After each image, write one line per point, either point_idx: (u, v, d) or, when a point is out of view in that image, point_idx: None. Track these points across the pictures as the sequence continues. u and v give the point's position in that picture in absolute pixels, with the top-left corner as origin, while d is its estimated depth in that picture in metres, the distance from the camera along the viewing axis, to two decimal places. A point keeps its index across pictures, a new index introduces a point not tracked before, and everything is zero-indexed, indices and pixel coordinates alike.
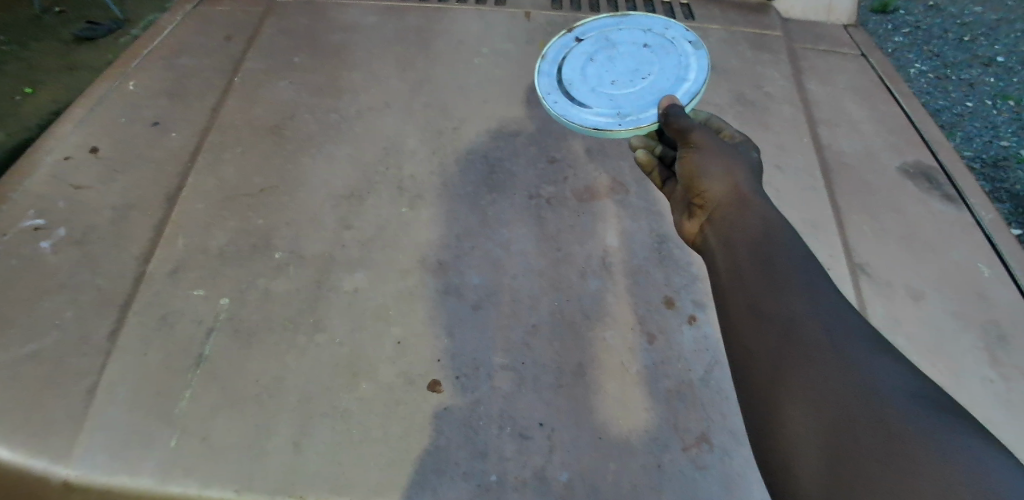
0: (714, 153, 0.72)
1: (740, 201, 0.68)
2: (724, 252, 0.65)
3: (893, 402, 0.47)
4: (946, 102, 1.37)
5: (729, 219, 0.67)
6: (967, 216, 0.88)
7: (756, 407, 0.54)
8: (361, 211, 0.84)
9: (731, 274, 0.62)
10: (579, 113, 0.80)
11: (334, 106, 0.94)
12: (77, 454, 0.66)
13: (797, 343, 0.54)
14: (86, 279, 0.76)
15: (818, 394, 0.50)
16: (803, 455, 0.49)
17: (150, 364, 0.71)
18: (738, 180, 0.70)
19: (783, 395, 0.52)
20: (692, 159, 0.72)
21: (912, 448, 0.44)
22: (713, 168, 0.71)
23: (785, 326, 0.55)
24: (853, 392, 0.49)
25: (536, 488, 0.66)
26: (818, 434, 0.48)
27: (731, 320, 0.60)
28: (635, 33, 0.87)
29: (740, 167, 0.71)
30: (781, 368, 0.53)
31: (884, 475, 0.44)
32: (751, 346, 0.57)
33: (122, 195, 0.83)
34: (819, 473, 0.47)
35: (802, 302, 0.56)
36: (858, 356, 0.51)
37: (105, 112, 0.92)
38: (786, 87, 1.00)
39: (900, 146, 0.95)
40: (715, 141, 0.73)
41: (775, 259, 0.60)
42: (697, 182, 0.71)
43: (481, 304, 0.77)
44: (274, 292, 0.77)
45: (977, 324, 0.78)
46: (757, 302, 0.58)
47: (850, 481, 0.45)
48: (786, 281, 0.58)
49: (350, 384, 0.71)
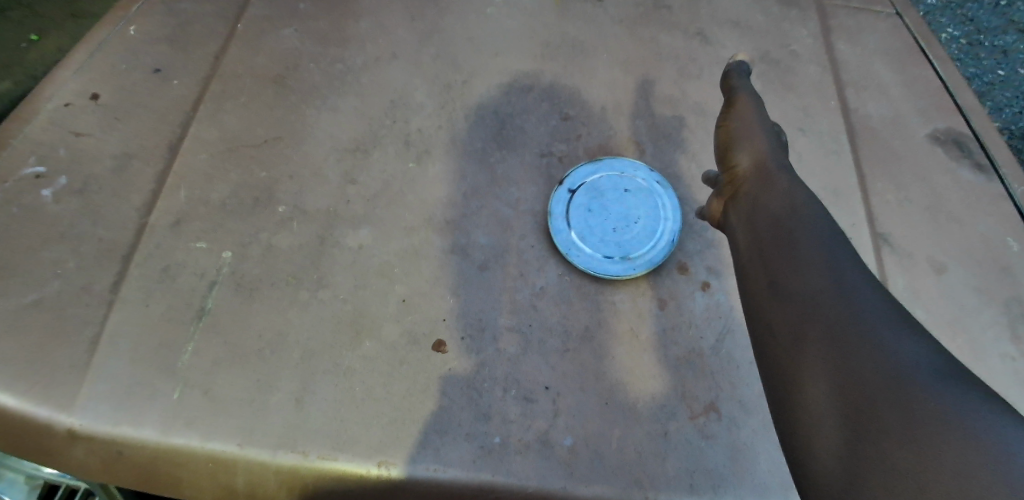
0: (751, 129, 0.77)
1: (762, 178, 0.73)
2: (746, 228, 0.69)
3: (921, 385, 0.49)
4: (978, 70, 1.41)
5: (755, 199, 0.71)
6: (997, 187, 0.84)
7: (780, 385, 0.57)
8: (367, 166, 0.81)
9: (753, 256, 0.67)
10: (594, 247, 0.75)
11: (340, 56, 0.90)
12: (81, 404, 0.66)
13: (821, 319, 0.56)
14: (88, 228, 0.75)
15: (842, 375, 0.52)
16: (824, 435, 0.52)
17: (151, 315, 0.70)
18: (767, 157, 0.75)
19: (807, 373, 0.54)
20: (728, 132, 0.79)
21: (936, 434, 0.46)
22: (746, 144, 0.77)
23: (808, 308, 0.58)
24: (877, 370, 0.51)
25: (539, 452, 0.66)
26: (840, 415, 0.51)
27: (754, 299, 0.64)
28: (612, 176, 0.79)
29: (769, 146, 0.76)
30: (803, 348, 0.56)
31: (903, 459, 0.46)
32: (773, 325, 0.60)
33: (122, 144, 0.81)
34: (840, 452, 0.50)
35: (822, 283, 0.59)
36: (884, 333, 0.53)
37: (103, 56, 0.88)
38: (813, 46, 0.95)
39: (930, 111, 0.90)
40: (752, 117, 0.79)
41: (798, 238, 0.64)
42: (730, 153, 0.77)
43: (488, 264, 0.75)
44: (277, 247, 0.75)
45: (1000, 300, 0.76)
46: (778, 280, 0.62)
47: (868, 464, 0.48)
48: (805, 264, 0.61)
49: (353, 341, 0.70)
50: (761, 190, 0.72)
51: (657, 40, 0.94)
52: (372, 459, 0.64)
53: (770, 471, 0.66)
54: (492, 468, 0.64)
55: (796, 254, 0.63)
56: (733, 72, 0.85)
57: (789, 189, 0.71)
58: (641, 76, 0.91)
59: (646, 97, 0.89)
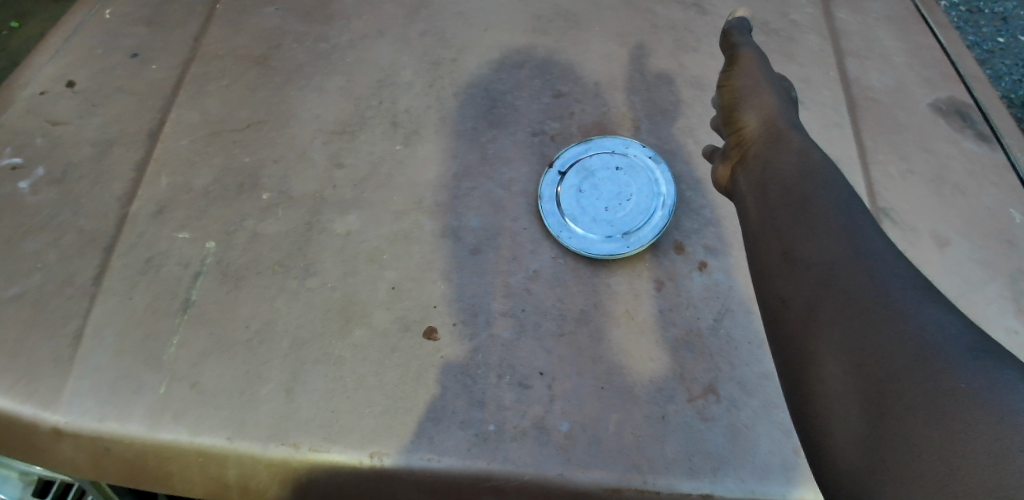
0: (756, 87, 0.79)
1: (773, 141, 0.75)
2: (756, 193, 0.71)
3: (944, 360, 0.50)
4: (977, 37, 1.41)
5: (767, 162, 0.73)
6: (1001, 157, 0.82)
7: (792, 362, 0.58)
8: (354, 148, 0.79)
9: (764, 221, 0.68)
10: (586, 229, 0.73)
11: (324, 34, 0.87)
12: (65, 400, 0.64)
13: (837, 291, 0.58)
14: (69, 218, 0.73)
15: (859, 353, 0.54)
16: (841, 415, 0.53)
17: (136, 307, 0.69)
18: (774, 117, 0.77)
19: (821, 351, 0.56)
20: (733, 91, 0.80)
21: (960, 412, 0.47)
22: (752, 102, 0.78)
23: (825, 279, 0.59)
24: (897, 349, 0.52)
25: (536, 438, 0.65)
26: (857, 394, 0.52)
27: (764, 268, 0.65)
28: (603, 154, 0.76)
29: (775, 103, 0.78)
30: (816, 327, 0.57)
31: (924, 441, 0.47)
32: (787, 299, 0.61)
33: (101, 130, 0.78)
34: (859, 434, 0.52)
35: (841, 253, 0.60)
36: (906, 308, 0.54)
37: (79, 39, 0.84)
38: (812, 15, 0.92)
39: (933, 81, 0.87)
40: (757, 74, 0.80)
41: (811, 204, 0.66)
42: (735, 113, 0.79)
43: (480, 247, 0.74)
44: (262, 235, 0.73)
45: (1004, 272, 0.75)
46: (790, 250, 0.64)
47: (887, 446, 0.49)
48: (822, 233, 0.63)
49: (343, 329, 0.68)
50: (770, 151, 0.74)
51: (653, 11, 0.91)
52: (365, 450, 0.63)
53: (772, 452, 0.65)
54: (487, 455, 0.63)
55: (808, 221, 0.64)
56: (733, 29, 0.85)
57: (800, 150, 0.72)
58: (637, 49, 0.88)
59: (641, 71, 0.86)
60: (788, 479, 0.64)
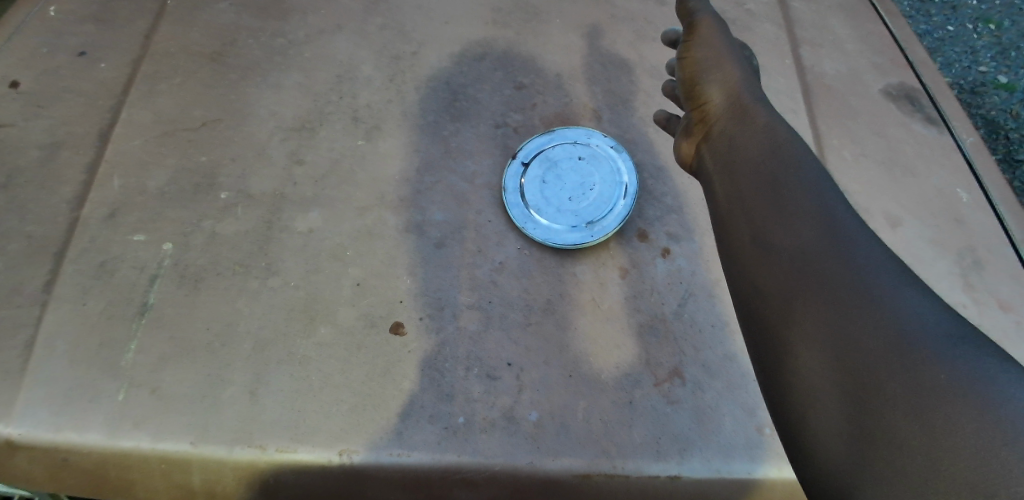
0: (717, 58, 0.78)
1: (734, 110, 0.75)
2: (723, 174, 0.71)
3: (928, 351, 0.51)
4: (928, 26, 1.46)
5: (729, 135, 0.73)
6: (948, 139, 0.85)
7: (773, 355, 0.59)
8: (314, 145, 0.78)
9: (733, 210, 0.68)
10: (550, 221, 0.73)
11: (281, 30, 0.85)
12: (18, 411, 0.62)
13: (815, 279, 0.58)
14: (15, 224, 0.70)
15: (842, 347, 0.54)
16: (822, 410, 0.54)
17: (90, 313, 0.67)
18: (734, 83, 0.77)
19: (800, 345, 0.56)
20: (692, 63, 0.79)
21: (946, 408, 0.48)
22: (713, 74, 0.78)
23: (803, 268, 0.60)
24: (880, 340, 0.52)
25: (504, 428, 0.65)
26: (839, 389, 0.53)
27: (736, 255, 0.66)
28: (566, 144, 0.77)
29: (736, 74, 0.78)
30: (795, 319, 0.58)
31: (910, 437, 0.48)
32: (764, 288, 0.62)
33: (48, 131, 0.76)
34: (841, 429, 0.52)
35: (814, 240, 0.61)
36: (882, 296, 0.55)
37: (22, 39, 0.81)
38: (767, 4, 0.93)
39: (884, 66, 0.89)
40: (716, 44, 0.79)
41: (784, 189, 0.66)
42: (697, 86, 0.78)
43: (445, 241, 0.73)
44: (221, 235, 0.72)
45: (954, 250, 0.77)
46: (762, 239, 0.64)
47: (872, 444, 0.50)
48: (799, 221, 0.63)
49: (307, 328, 0.68)
50: (732, 122, 0.74)
51: (612, 4, 0.91)
52: (332, 449, 0.63)
53: (736, 432, 0.66)
54: (457, 448, 0.63)
55: (783, 209, 0.64)
56: None
57: (762, 122, 0.73)
58: (596, 40, 0.88)
59: (602, 62, 0.87)
60: (752, 460, 0.65)
